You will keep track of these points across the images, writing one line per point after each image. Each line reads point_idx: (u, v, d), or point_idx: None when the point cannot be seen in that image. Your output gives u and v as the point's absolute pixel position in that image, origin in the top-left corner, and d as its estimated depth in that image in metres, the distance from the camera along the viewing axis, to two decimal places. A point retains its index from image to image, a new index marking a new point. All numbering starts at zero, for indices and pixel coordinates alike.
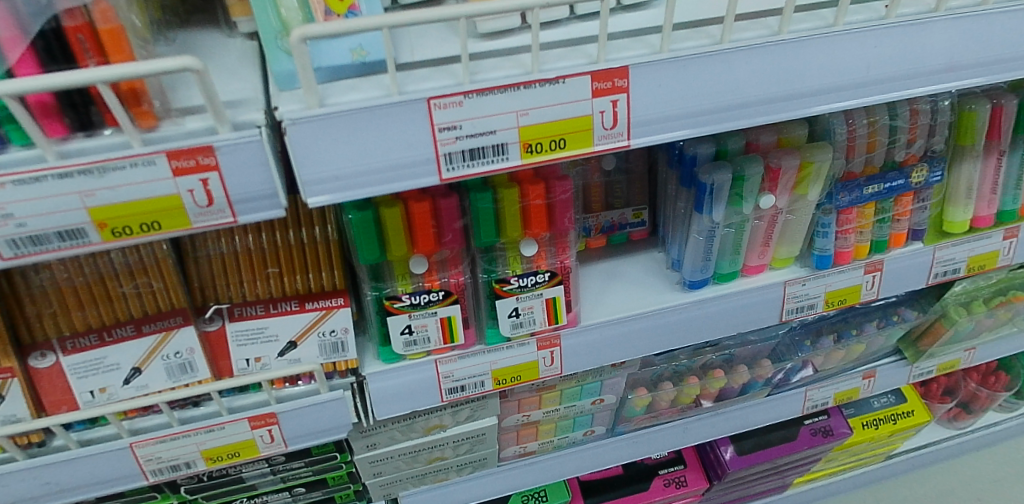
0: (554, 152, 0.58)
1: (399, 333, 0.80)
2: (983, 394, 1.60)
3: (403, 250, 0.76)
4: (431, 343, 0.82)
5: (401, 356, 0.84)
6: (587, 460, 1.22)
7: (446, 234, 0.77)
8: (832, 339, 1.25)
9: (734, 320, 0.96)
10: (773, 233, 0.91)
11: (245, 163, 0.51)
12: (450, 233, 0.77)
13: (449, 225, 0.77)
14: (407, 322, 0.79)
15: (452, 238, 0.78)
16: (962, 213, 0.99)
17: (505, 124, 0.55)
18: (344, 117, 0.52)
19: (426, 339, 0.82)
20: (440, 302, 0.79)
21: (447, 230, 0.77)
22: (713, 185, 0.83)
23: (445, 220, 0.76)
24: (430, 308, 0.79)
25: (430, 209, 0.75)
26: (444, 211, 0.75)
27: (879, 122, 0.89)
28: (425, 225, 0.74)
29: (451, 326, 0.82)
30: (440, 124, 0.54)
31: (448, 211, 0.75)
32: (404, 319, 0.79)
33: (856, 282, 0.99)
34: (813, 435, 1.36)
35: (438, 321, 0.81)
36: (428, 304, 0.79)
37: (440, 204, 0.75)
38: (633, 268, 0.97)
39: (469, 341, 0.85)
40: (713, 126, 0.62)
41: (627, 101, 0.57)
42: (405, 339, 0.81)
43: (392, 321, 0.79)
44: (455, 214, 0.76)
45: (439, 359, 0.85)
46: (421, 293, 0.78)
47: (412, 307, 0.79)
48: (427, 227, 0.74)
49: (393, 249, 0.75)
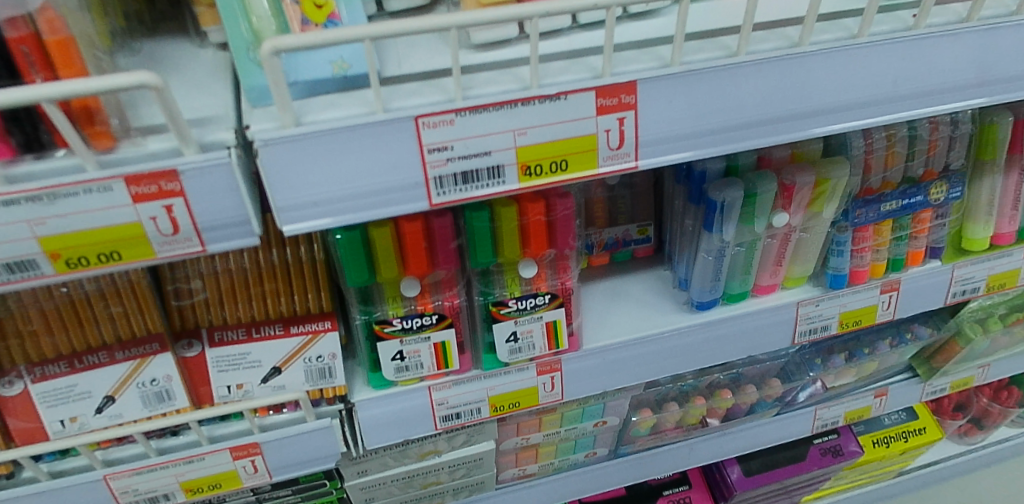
0: (554, 175, 0.53)
1: (390, 359, 0.75)
2: (994, 409, 1.55)
3: (394, 271, 0.71)
4: (424, 369, 0.78)
5: (392, 383, 0.79)
6: (588, 482, 1.17)
7: (440, 254, 0.72)
8: (843, 358, 1.20)
9: (744, 342, 0.91)
10: (786, 252, 0.86)
11: (212, 188, 0.48)
12: (445, 254, 0.72)
13: (443, 246, 0.72)
14: (398, 348, 0.75)
15: (446, 258, 0.73)
16: (982, 230, 0.94)
17: (502, 145, 0.50)
18: (322, 137, 0.47)
19: (419, 365, 0.77)
20: (434, 326, 0.75)
21: (442, 251, 0.72)
22: (723, 202, 0.78)
23: (440, 240, 0.71)
24: (424, 332, 0.75)
25: (423, 228, 0.70)
26: (438, 230, 0.70)
27: (897, 135, 0.84)
28: (416, 246, 0.69)
29: (446, 351, 0.77)
30: (429, 144, 0.49)
31: (442, 230, 0.70)
32: (395, 344, 0.74)
33: (871, 302, 0.94)
34: (823, 455, 1.31)
35: (432, 347, 0.76)
36: (422, 328, 0.74)
37: (434, 223, 0.70)
38: (637, 287, 0.93)
39: (465, 365, 0.80)
40: (727, 144, 0.57)
41: (635, 118, 0.52)
42: (396, 366, 0.76)
43: (383, 346, 0.74)
44: (450, 233, 0.71)
45: (433, 386, 0.80)
46: (413, 317, 0.74)
47: (404, 331, 0.74)
48: (419, 248, 0.70)
49: (383, 270, 0.71)
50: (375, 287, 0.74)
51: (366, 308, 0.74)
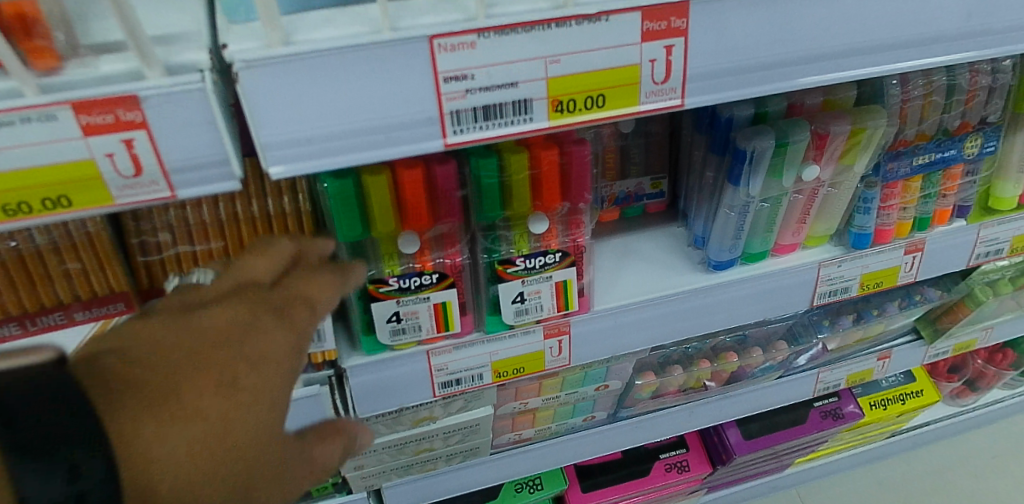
0: (589, 112, 0.46)
1: (385, 320, 0.68)
2: (990, 371, 1.53)
3: (391, 225, 0.63)
4: (422, 331, 0.70)
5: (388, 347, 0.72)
6: (586, 447, 1.13)
7: (442, 206, 0.64)
8: (851, 319, 1.17)
9: (761, 305, 0.85)
10: (811, 209, 0.80)
11: (181, 119, 0.40)
12: (447, 206, 0.65)
13: (446, 196, 0.64)
14: (394, 309, 0.68)
15: (449, 210, 0.65)
16: (1012, 189, 0.88)
17: (530, 75, 0.42)
18: (315, 59, 0.39)
19: (417, 328, 0.70)
20: (434, 286, 0.67)
21: (444, 203, 0.64)
22: (752, 153, 0.71)
23: (442, 191, 0.63)
24: (423, 292, 0.68)
25: (425, 176, 0.62)
26: (441, 179, 0.63)
27: (937, 83, 0.77)
28: (417, 197, 0.62)
29: (447, 312, 0.70)
30: (445, 72, 0.41)
31: (445, 179, 0.63)
32: (391, 305, 0.67)
33: (895, 263, 0.89)
34: (822, 418, 1.28)
35: (431, 308, 0.69)
36: (421, 288, 0.67)
37: (436, 171, 0.62)
38: (650, 245, 0.86)
39: (467, 328, 0.73)
40: (781, 82, 0.50)
41: (684, 47, 0.45)
42: (391, 328, 0.69)
43: (377, 307, 0.67)
44: (454, 183, 0.64)
45: (432, 349, 0.73)
46: (411, 276, 0.66)
47: (401, 292, 0.67)
48: (420, 199, 0.62)
49: (378, 224, 0.63)
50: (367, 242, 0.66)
51: (359, 265, 0.67)
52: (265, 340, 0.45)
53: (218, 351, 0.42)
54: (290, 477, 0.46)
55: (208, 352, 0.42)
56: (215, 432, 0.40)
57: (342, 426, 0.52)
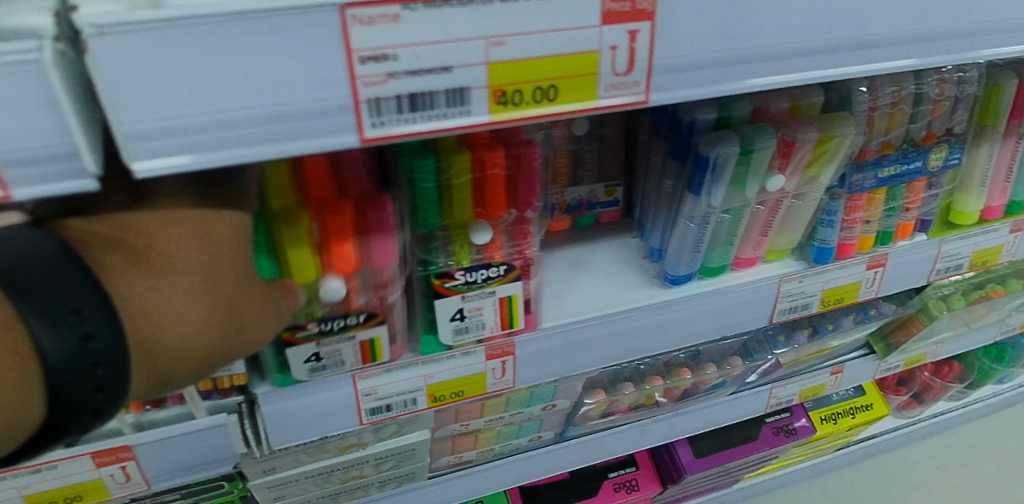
0: (540, 107, 0.38)
1: (303, 361, 0.60)
2: (936, 384, 1.58)
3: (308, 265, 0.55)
4: (345, 366, 0.63)
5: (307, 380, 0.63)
6: (532, 468, 1.06)
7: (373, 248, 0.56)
8: (807, 334, 1.13)
9: (721, 322, 0.80)
10: (773, 221, 0.75)
11: (10, 97, 0.31)
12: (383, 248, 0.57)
13: (376, 240, 0.56)
14: (314, 350, 0.60)
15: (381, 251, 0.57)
16: (974, 203, 0.88)
17: (466, 58, 0.35)
18: (194, 27, 0.30)
19: (341, 365, 0.62)
20: (361, 326, 0.60)
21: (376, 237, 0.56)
22: (715, 160, 0.65)
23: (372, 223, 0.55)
24: (349, 332, 0.60)
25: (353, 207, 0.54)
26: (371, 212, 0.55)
27: (905, 90, 0.74)
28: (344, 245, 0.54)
29: (377, 348, 0.63)
30: (361, 51, 0.33)
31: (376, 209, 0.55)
32: (310, 346, 0.59)
33: (857, 278, 0.85)
34: (775, 435, 1.25)
35: (357, 345, 0.62)
36: (347, 327, 0.60)
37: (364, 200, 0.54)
38: (604, 258, 0.80)
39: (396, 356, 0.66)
40: (758, 79, 0.45)
41: (650, 33, 0.38)
42: (308, 370, 0.61)
43: (292, 353, 0.59)
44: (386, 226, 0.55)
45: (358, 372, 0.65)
46: (332, 317, 0.58)
47: (322, 334, 0.59)
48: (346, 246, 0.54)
49: (293, 267, 0.55)
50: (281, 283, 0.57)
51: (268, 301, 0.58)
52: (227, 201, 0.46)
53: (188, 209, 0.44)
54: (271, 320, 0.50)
55: (177, 216, 0.44)
56: (200, 285, 0.43)
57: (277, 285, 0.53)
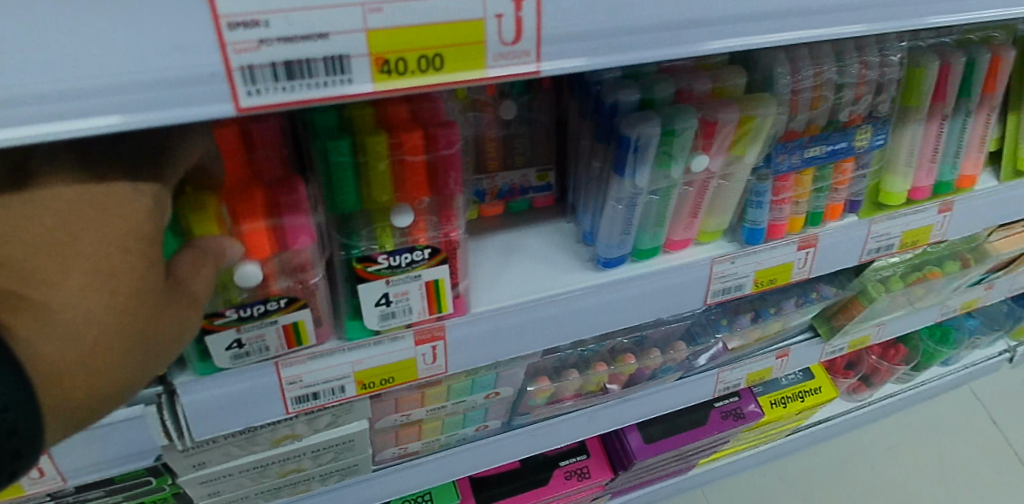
0: (426, 75, 0.40)
1: (224, 349, 0.59)
2: (884, 366, 1.62)
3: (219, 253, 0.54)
4: (270, 353, 0.62)
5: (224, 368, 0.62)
6: (480, 458, 1.05)
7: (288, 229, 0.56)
8: (749, 318, 1.15)
9: (655, 304, 0.81)
10: (702, 202, 0.76)
11: None
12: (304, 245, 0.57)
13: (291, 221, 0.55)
14: (234, 337, 0.59)
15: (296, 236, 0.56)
16: (902, 184, 0.91)
17: (342, 26, 0.36)
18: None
19: (263, 351, 0.62)
20: (282, 311, 0.59)
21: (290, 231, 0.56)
22: (637, 141, 0.65)
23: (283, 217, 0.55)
24: (271, 316, 0.59)
25: (270, 202, 0.54)
26: (287, 210, 0.55)
27: (826, 74, 0.77)
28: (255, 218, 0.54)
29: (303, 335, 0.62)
30: (229, 17, 0.34)
31: (294, 206, 0.55)
32: (230, 333, 0.59)
33: (788, 259, 0.87)
34: (723, 418, 1.26)
35: (281, 330, 0.61)
36: (270, 313, 0.59)
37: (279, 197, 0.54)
38: (538, 243, 0.80)
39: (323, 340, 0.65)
40: (652, 53, 0.46)
41: (536, 3, 0.39)
42: (224, 353, 0.60)
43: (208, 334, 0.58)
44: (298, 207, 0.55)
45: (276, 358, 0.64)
46: (252, 303, 0.57)
47: (243, 321, 0.58)
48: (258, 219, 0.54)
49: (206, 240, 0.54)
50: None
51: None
52: (127, 208, 0.43)
53: (84, 228, 0.41)
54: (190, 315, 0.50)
55: (75, 246, 0.40)
56: (112, 313, 0.41)
57: (207, 246, 0.51)
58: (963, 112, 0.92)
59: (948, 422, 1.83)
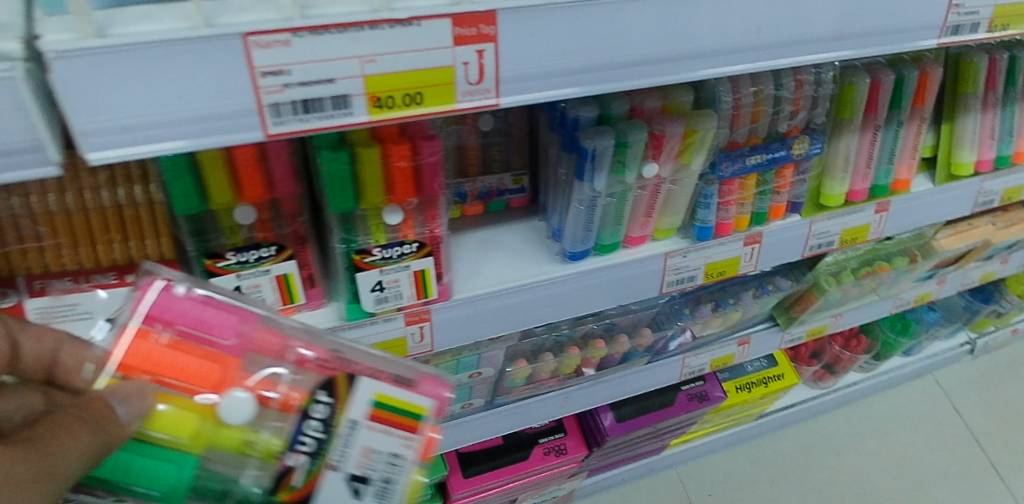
0: (409, 108, 0.51)
1: (348, 493, 0.56)
2: (845, 356, 1.73)
3: (184, 417, 0.52)
4: (398, 454, 0.57)
5: (393, 497, 0.58)
6: (465, 434, 1.16)
7: (212, 326, 0.56)
8: (710, 308, 1.27)
9: (616, 292, 0.92)
10: (655, 204, 0.87)
11: None
12: (225, 318, 0.56)
13: (195, 315, 0.55)
14: (341, 475, 0.55)
15: (223, 326, 0.56)
16: (838, 187, 1.02)
17: (346, 72, 0.47)
18: (130, 51, 0.41)
19: (386, 454, 0.57)
20: (339, 406, 0.55)
21: (192, 326, 0.55)
22: (594, 151, 0.77)
23: (172, 319, 0.55)
24: (339, 419, 0.55)
25: (155, 330, 0.54)
26: (169, 314, 0.55)
27: (764, 91, 0.87)
28: (173, 353, 0.53)
29: (396, 405, 0.57)
30: (262, 67, 0.45)
31: (156, 301, 0.55)
32: (336, 475, 0.55)
33: (735, 254, 0.98)
34: (689, 400, 1.38)
35: (369, 426, 0.56)
36: (330, 420, 0.55)
37: (144, 314, 0.54)
38: (513, 238, 0.91)
39: (435, 392, 0.59)
40: (594, 85, 0.57)
41: (495, 52, 0.51)
42: (362, 492, 0.56)
43: (325, 488, 0.55)
44: (178, 299, 0.55)
45: (410, 445, 0.58)
46: (298, 431, 0.54)
47: (325, 453, 0.55)
48: (177, 352, 0.54)
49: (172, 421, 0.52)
50: (216, 455, 0.53)
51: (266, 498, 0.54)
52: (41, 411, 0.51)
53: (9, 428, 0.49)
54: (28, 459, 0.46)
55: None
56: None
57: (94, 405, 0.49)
58: (894, 122, 1.03)
59: (911, 409, 1.95)
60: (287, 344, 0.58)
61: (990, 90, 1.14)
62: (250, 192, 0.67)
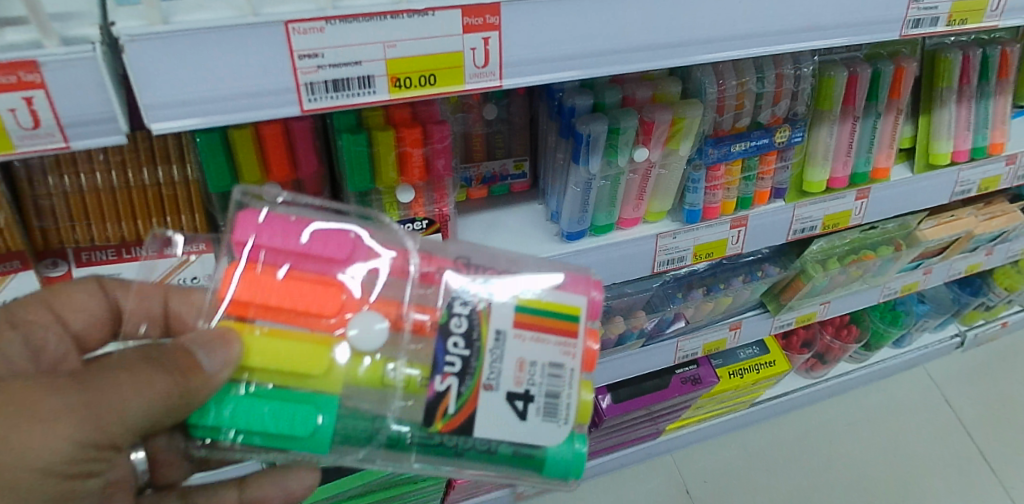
0: (425, 88, 0.58)
1: (513, 414, 0.56)
2: (836, 345, 1.80)
3: (310, 354, 0.54)
4: (562, 366, 0.58)
5: (563, 413, 0.58)
6: None
7: (322, 248, 0.57)
8: (702, 292, 1.34)
9: (611, 272, 0.99)
10: (647, 188, 0.94)
11: (74, 83, 0.49)
12: (328, 242, 0.57)
13: (299, 240, 0.57)
14: (502, 395, 0.56)
15: (333, 247, 0.57)
16: (820, 174, 1.08)
17: (371, 56, 0.55)
18: (190, 36, 0.49)
19: (551, 365, 0.57)
20: (481, 319, 0.56)
21: (295, 255, 0.56)
22: (589, 136, 0.84)
23: (274, 250, 0.56)
24: (484, 344, 0.56)
25: (265, 262, 0.56)
26: (271, 244, 0.56)
27: (747, 84, 0.95)
28: (289, 284, 0.55)
29: (540, 312, 0.58)
30: (300, 51, 0.53)
31: (259, 228, 0.57)
32: (496, 397, 0.56)
33: (722, 236, 1.05)
34: (683, 383, 1.45)
35: (519, 338, 0.57)
36: (474, 336, 0.56)
37: (251, 244, 0.56)
38: (515, 220, 0.98)
39: (585, 291, 0.61)
40: (586, 70, 0.64)
41: (499, 39, 0.58)
42: (528, 410, 0.56)
43: (484, 410, 0.55)
44: (281, 224, 0.57)
45: (569, 351, 0.58)
46: (443, 349, 0.56)
47: (476, 372, 0.55)
48: (294, 283, 0.55)
49: (305, 357, 0.54)
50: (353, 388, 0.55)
51: (423, 431, 0.56)
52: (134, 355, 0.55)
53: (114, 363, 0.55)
54: (99, 402, 0.53)
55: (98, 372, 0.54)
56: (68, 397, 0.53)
57: (189, 359, 0.53)
58: (873, 113, 1.10)
59: (903, 400, 2.00)
60: (407, 261, 0.59)
61: (965, 83, 1.20)
62: (277, 171, 0.75)
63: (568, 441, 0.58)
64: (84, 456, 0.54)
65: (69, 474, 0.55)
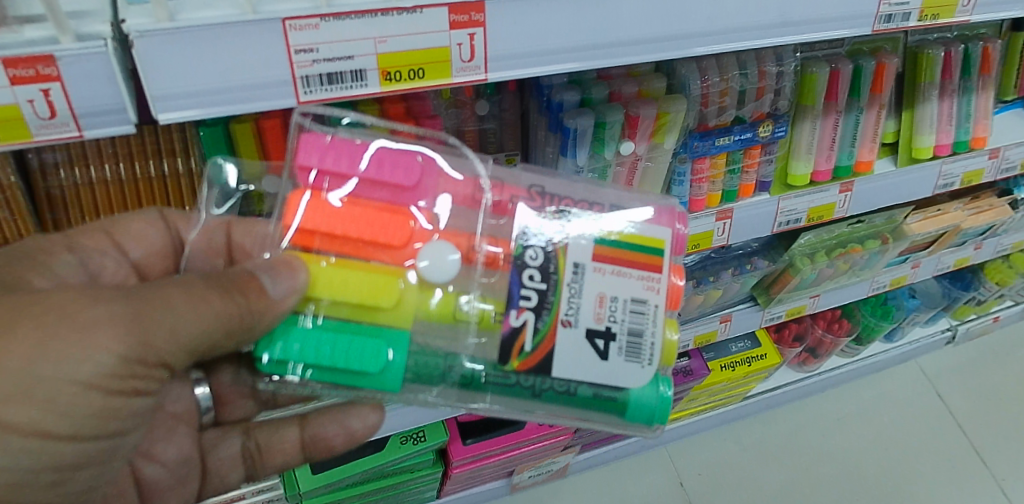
0: (414, 81, 0.62)
1: (593, 349, 0.60)
2: (827, 339, 1.82)
3: (377, 288, 0.57)
4: (645, 303, 0.61)
5: (647, 353, 0.61)
6: None
7: (393, 174, 0.60)
8: (692, 285, 1.36)
9: None
10: (636, 175, 0.97)
11: (89, 75, 0.53)
12: (396, 167, 0.60)
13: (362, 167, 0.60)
14: (581, 330, 0.59)
15: (402, 173, 0.60)
16: (802, 167, 1.12)
17: (363, 51, 0.59)
18: (196, 31, 0.53)
19: (634, 303, 0.61)
20: (558, 255, 0.60)
21: (359, 181, 0.60)
22: (576, 129, 0.88)
23: (338, 177, 0.59)
24: (561, 277, 0.60)
25: (334, 190, 0.59)
26: (339, 174, 0.59)
27: (731, 80, 0.98)
28: (358, 213, 0.58)
29: (621, 246, 0.61)
30: (297, 46, 0.57)
31: (327, 153, 0.60)
32: (575, 331, 0.59)
33: (709, 227, 1.08)
34: (676, 374, 1.50)
35: (598, 271, 0.60)
36: (552, 269, 0.60)
37: (317, 168, 0.59)
38: None
39: (668, 223, 0.64)
40: (569, 63, 0.67)
41: (484, 35, 0.62)
42: (609, 347, 0.60)
43: (562, 345, 0.59)
44: (352, 145, 0.60)
45: (651, 285, 0.61)
46: (520, 283, 0.59)
47: (553, 306, 0.59)
48: (364, 212, 0.58)
49: (376, 288, 0.57)
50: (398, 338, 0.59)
51: (497, 368, 0.60)
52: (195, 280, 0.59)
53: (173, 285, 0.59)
54: (157, 320, 0.57)
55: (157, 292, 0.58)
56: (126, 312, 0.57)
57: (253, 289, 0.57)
58: (855, 108, 1.13)
59: (894, 394, 2.02)
60: (478, 188, 0.63)
61: (948, 79, 1.24)
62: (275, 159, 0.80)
63: (654, 384, 0.63)
64: (131, 373, 0.58)
65: (110, 391, 0.59)
